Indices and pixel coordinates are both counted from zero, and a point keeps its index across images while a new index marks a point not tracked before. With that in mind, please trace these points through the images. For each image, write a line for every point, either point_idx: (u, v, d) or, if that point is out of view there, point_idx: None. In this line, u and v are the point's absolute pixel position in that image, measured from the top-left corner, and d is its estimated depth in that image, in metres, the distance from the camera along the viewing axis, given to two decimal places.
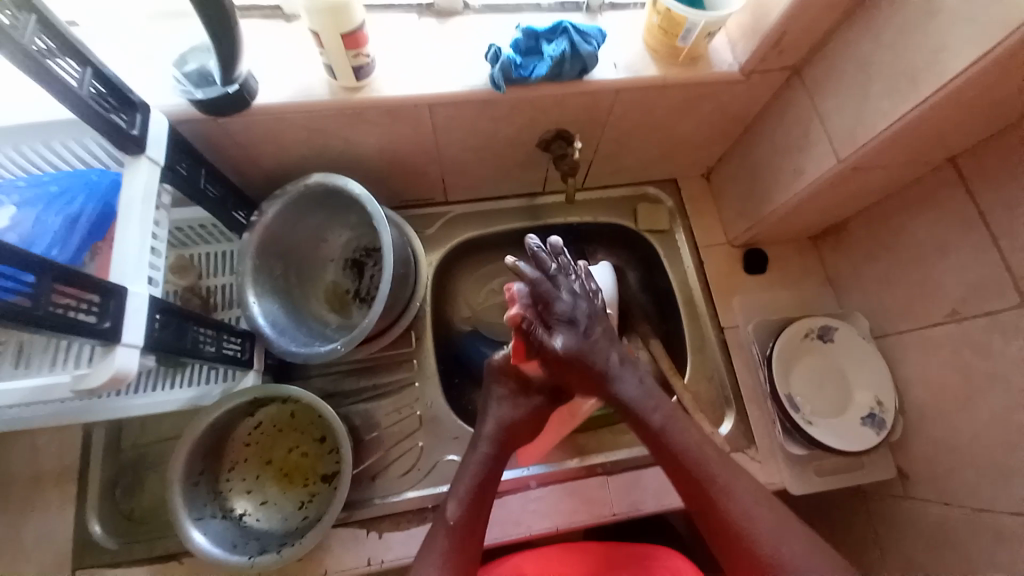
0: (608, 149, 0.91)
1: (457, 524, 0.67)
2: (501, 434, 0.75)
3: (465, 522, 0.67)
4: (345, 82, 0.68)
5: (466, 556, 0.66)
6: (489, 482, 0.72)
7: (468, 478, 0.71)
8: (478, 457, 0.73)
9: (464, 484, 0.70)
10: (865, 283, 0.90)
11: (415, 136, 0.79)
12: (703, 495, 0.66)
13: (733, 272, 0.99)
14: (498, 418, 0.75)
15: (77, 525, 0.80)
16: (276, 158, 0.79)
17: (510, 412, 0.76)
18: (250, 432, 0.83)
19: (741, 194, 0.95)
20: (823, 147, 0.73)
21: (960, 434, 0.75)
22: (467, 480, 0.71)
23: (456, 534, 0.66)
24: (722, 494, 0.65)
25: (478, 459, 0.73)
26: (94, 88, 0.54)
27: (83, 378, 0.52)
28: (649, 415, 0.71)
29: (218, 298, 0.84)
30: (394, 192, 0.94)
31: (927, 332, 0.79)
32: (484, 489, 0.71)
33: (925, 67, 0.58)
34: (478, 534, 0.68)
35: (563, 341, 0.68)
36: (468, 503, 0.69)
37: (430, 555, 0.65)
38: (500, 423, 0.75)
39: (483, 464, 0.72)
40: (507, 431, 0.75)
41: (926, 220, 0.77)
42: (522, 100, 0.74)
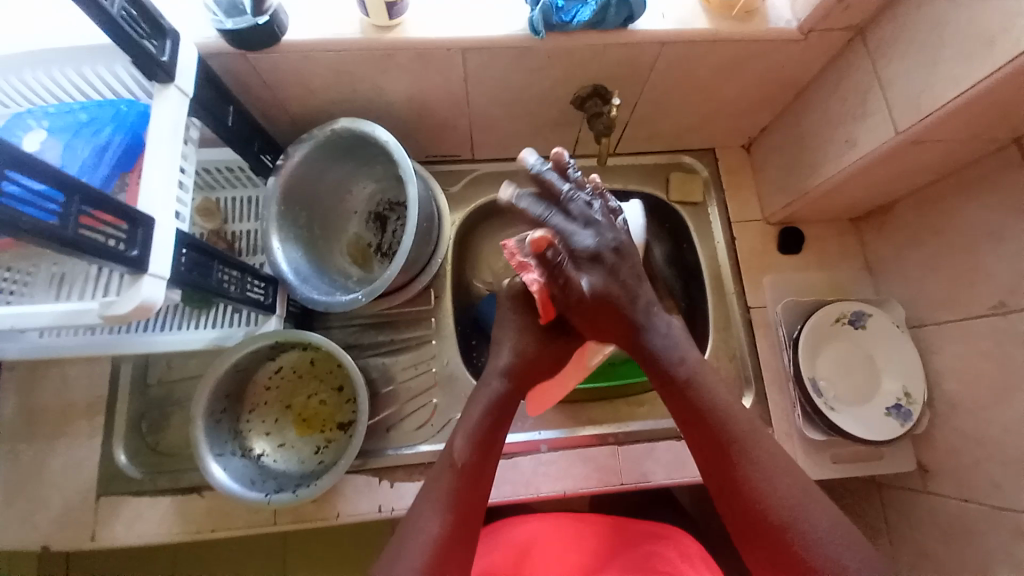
0: (644, 111, 0.87)
1: (466, 465, 0.62)
2: (515, 366, 0.67)
3: (474, 460, 0.62)
4: (376, 20, 0.65)
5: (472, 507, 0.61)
6: (500, 416, 0.65)
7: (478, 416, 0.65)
8: (489, 394, 0.66)
9: (471, 419, 0.65)
10: (906, 269, 0.86)
11: (446, 84, 0.76)
12: (717, 471, 0.60)
13: (766, 250, 0.95)
14: (513, 348, 0.68)
15: (105, 454, 0.83)
16: (303, 102, 0.77)
17: (532, 348, 0.68)
18: (270, 376, 0.84)
19: (783, 167, 0.90)
20: (880, 117, 0.68)
21: (992, 430, 0.72)
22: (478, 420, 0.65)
23: (466, 470, 0.61)
24: (741, 475, 0.58)
25: (488, 391, 0.66)
26: (127, 10, 0.52)
27: (110, 306, 0.52)
28: (675, 367, 0.63)
29: (243, 243, 0.84)
30: (420, 145, 0.91)
31: (969, 323, 0.75)
32: (502, 409, 0.66)
33: (1001, 30, 0.53)
34: (488, 475, 0.63)
35: (598, 208, 0.65)
36: (475, 439, 0.63)
37: (433, 494, 0.60)
38: (516, 355, 0.68)
39: (494, 399, 0.66)
40: (524, 364, 0.67)
41: (982, 204, 0.72)
42: (559, 50, 0.70)
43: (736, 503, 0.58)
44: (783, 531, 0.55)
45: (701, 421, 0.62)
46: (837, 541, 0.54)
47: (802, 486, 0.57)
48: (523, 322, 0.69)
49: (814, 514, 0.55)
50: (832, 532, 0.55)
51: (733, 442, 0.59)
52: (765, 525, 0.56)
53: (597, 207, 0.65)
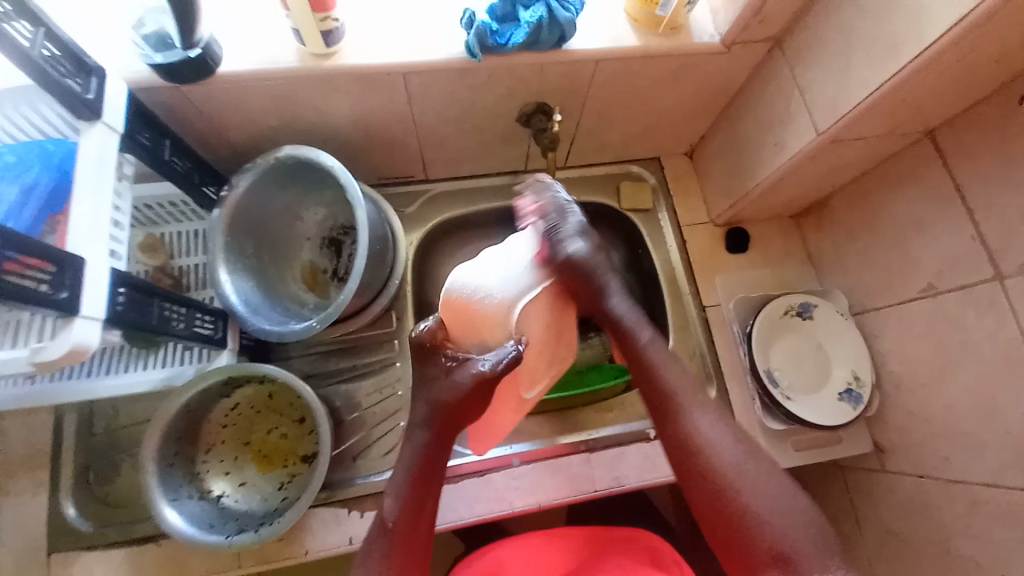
0: (589, 124, 0.90)
1: (397, 526, 0.63)
2: (434, 417, 0.65)
3: (404, 521, 0.63)
4: (313, 48, 0.66)
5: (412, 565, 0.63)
6: (429, 462, 0.66)
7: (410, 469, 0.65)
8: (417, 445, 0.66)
9: (399, 481, 0.65)
10: (844, 260, 0.91)
11: (391, 106, 0.76)
12: (673, 440, 0.64)
13: (716, 250, 0.99)
14: (430, 396, 0.65)
15: (51, 509, 0.78)
16: (248, 130, 0.76)
17: (445, 392, 0.63)
18: (226, 414, 0.81)
19: (723, 171, 0.95)
20: (804, 120, 0.73)
21: (934, 405, 0.76)
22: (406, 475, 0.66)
23: (400, 531, 0.63)
24: (692, 443, 0.63)
25: (415, 449, 0.66)
26: (48, 50, 0.51)
27: (40, 351, 0.49)
28: (636, 337, 0.69)
29: (190, 278, 0.82)
30: (372, 168, 0.92)
31: (904, 307, 0.80)
32: (429, 461, 0.66)
33: (904, 33, 0.58)
34: (423, 530, 0.64)
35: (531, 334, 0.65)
36: (405, 500, 0.64)
37: (371, 563, 0.62)
38: (434, 405, 0.64)
39: (421, 455, 0.65)
40: (444, 414, 0.64)
41: (905, 195, 0.77)
42: (499, 69, 0.72)
43: (696, 478, 0.62)
44: (726, 494, 0.60)
45: (650, 381, 0.67)
46: (780, 505, 0.59)
47: (745, 462, 0.62)
48: (425, 373, 0.66)
49: (765, 494, 0.59)
50: (775, 493, 0.60)
51: (686, 411, 0.64)
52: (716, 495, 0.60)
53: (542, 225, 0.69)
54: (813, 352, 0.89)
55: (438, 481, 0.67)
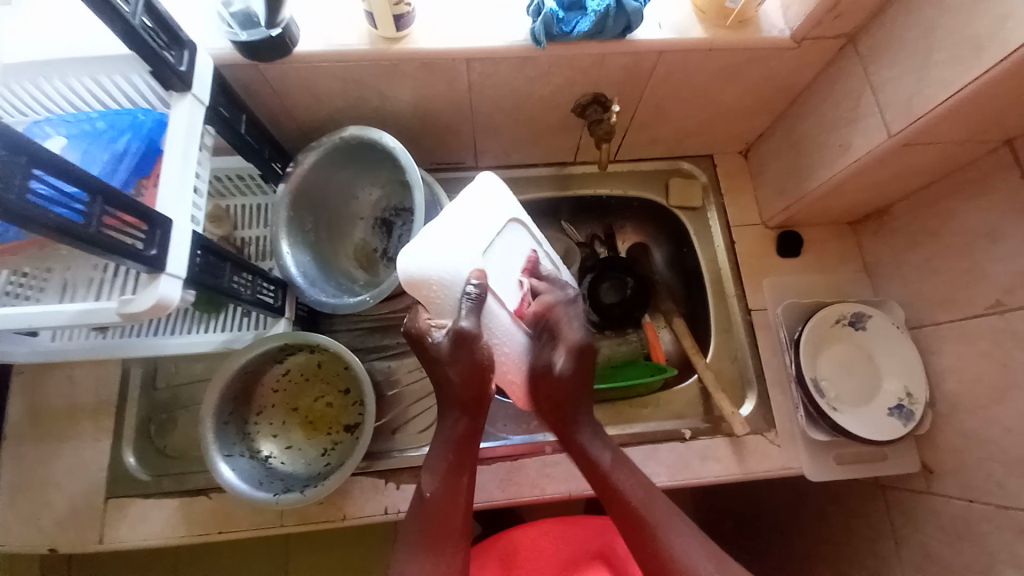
0: (644, 119, 0.89)
1: (432, 498, 0.65)
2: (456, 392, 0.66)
3: (442, 495, 0.65)
4: (385, 32, 0.68)
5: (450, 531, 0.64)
6: (466, 442, 0.68)
7: (446, 449, 0.68)
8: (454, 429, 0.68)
9: (437, 456, 0.68)
10: (903, 271, 0.87)
11: (451, 92, 0.78)
12: (638, 542, 0.64)
13: (765, 253, 0.96)
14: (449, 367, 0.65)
15: (114, 456, 0.84)
16: (314, 110, 0.79)
17: (450, 370, 0.65)
18: (278, 380, 0.86)
19: (780, 172, 0.92)
20: (873, 121, 0.70)
21: (991, 427, 0.73)
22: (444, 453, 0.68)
23: (434, 505, 0.65)
24: (660, 549, 0.62)
25: (450, 426, 0.69)
26: (145, 21, 0.55)
27: (126, 304, 0.53)
28: (600, 458, 0.68)
29: (252, 249, 0.86)
30: (425, 152, 0.94)
31: (967, 323, 0.76)
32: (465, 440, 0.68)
33: (990, 33, 0.55)
34: (460, 504, 0.65)
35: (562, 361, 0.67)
36: (441, 474, 0.67)
37: (410, 535, 0.64)
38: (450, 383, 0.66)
39: (456, 430, 0.68)
40: (461, 390, 0.66)
41: (976, 205, 0.74)
42: (561, 58, 0.73)
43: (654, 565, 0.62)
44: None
45: (614, 490, 0.67)
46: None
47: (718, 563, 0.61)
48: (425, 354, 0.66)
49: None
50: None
51: (655, 521, 0.63)
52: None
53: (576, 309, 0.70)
54: (864, 364, 0.86)
55: (473, 462, 0.69)
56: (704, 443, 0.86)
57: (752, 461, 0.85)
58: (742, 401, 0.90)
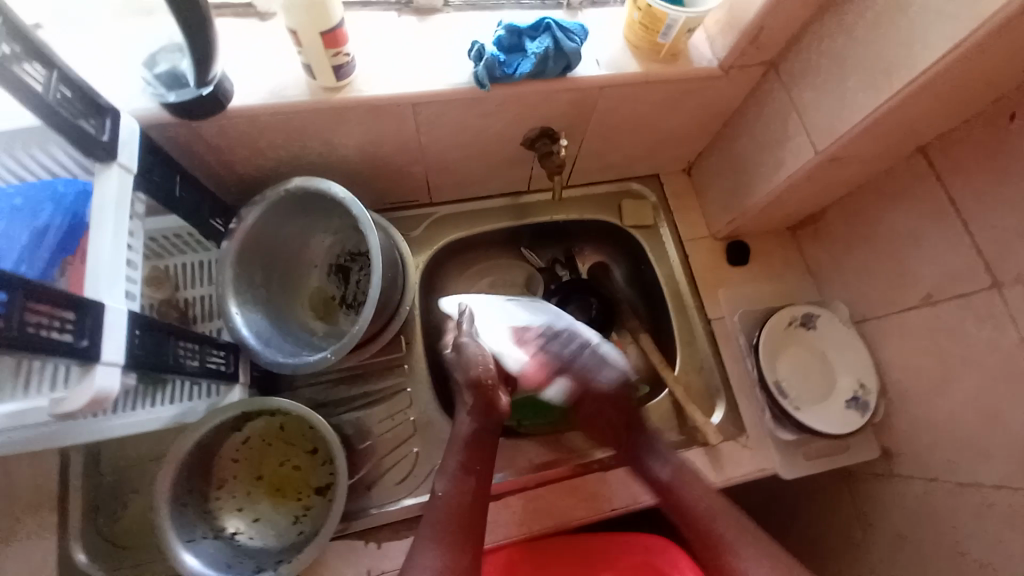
0: (592, 147, 0.92)
1: (446, 499, 0.64)
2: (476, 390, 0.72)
3: (460, 497, 0.64)
4: (325, 82, 0.66)
5: (467, 536, 0.62)
6: (485, 442, 0.70)
7: (461, 451, 0.69)
8: (466, 428, 0.71)
9: (454, 457, 0.68)
10: (842, 271, 0.93)
11: (399, 136, 0.77)
12: (689, 521, 0.70)
13: (718, 264, 1.01)
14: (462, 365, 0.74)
15: (59, 554, 0.76)
16: (255, 162, 0.76)
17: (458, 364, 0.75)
18: (238, 448, 0.80)
19: (722, 188, 0.97)
20: (803, 139, 0.75)
21: (938, 411, 0.79)
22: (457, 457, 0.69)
23: (444, 506, 0.64)
24: (698, 513, 0.69)
25: (462, 432, 0.71)
26: (60, 92, 0.50)
27: (61, 402, 0.49)
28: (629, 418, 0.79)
29: (197, 309, 0.81)
30: (377, 194, 0.92)
31: (904, 316, 0.82)
32: (477, 436, 0.70)
33: (897, 60, 0.60)
34: (477, 508, 0.64)
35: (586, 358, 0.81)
36: (457, 477, 0.66)
37: (427, 532, 0.61)
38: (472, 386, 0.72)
39: (468, 436, 0.70)
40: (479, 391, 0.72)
41: (899, 208, 0.80)
42: (507, 98, 0.73)
43: (696, 527, 0.69)
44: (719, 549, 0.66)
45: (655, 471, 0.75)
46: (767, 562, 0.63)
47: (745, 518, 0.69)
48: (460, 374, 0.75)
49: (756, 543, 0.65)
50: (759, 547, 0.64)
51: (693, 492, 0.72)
52: (715, 543, 0.66)
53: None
54: (819, 362, 0.91)
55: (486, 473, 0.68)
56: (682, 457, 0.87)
57: (730, 468, 0.87)
58: (712, 410, 0.92)
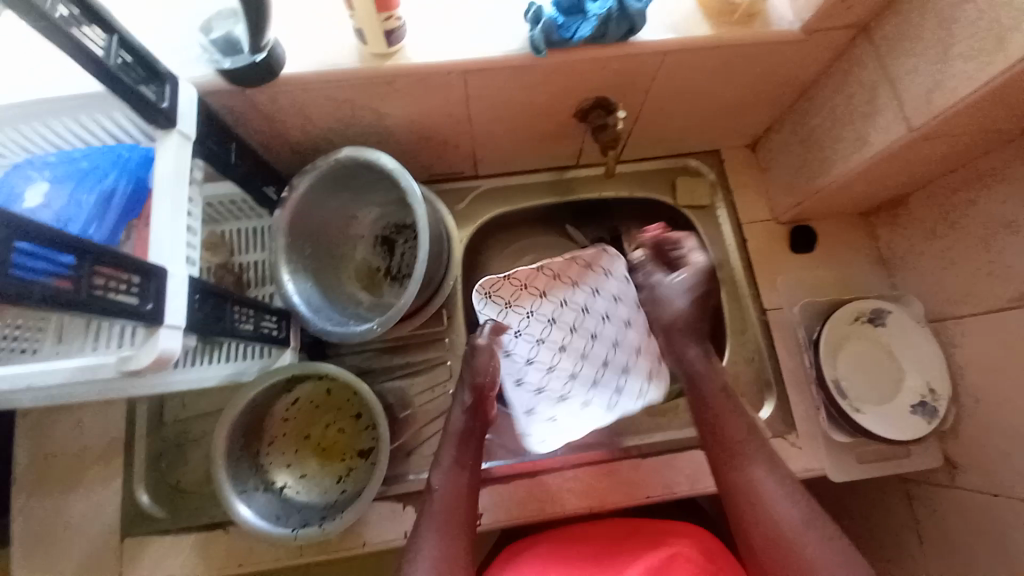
0: (647, 119, 0.86)
1: (443, 492, 0.68)
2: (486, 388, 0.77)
3: (450, 488, 0.69)
4: (375, 48, 0.64)
5: (462, 520, 0.66)
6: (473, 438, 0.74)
7: (454, 445, 0.73)
8: (457, 422, 0.75)
9: (448, 449, 0.72)
10: (922, 264, 0.84)
11: (447, 107, 0.75)
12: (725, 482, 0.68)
13: (778, 250, 0.94)
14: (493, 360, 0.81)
15: (127, 494, 0.83)
16: (305, 131, 0.76)
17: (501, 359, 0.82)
18: (287, 409, 0.84)
19: (789, 167, 0.89)
20: (890, 114, 0.67)
21: (1018, 423, 0.71)
22: (453, 448, 0.73)
23: (443, 497, 0.68)
24: (739, 478, 0.67)
25: (456, 421, 0.75)
26: (121, 57, 0.52)
27: (130, 360, 0.52)
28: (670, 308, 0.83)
29: (250, 275, 0.83)
30: (422, 166, 0.91)
31: (990, 316, 0.74)
32: (467, 428, 0.75)
33: (1018, 22, 0.52)
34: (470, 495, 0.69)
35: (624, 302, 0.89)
36: (454, 465, 0.71)
37: (433, 517, 0.66)
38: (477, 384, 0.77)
39: (462, 425, 0.75)
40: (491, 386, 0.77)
41: (997, 195, 0.71)
42: (559, 65, 0.69)
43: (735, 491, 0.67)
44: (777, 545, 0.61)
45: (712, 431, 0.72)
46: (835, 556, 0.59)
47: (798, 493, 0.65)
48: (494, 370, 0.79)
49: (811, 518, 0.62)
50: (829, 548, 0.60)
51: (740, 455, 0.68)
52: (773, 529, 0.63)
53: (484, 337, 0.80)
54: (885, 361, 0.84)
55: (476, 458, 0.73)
56: None
57: None
58: (761, 405, 0.88)
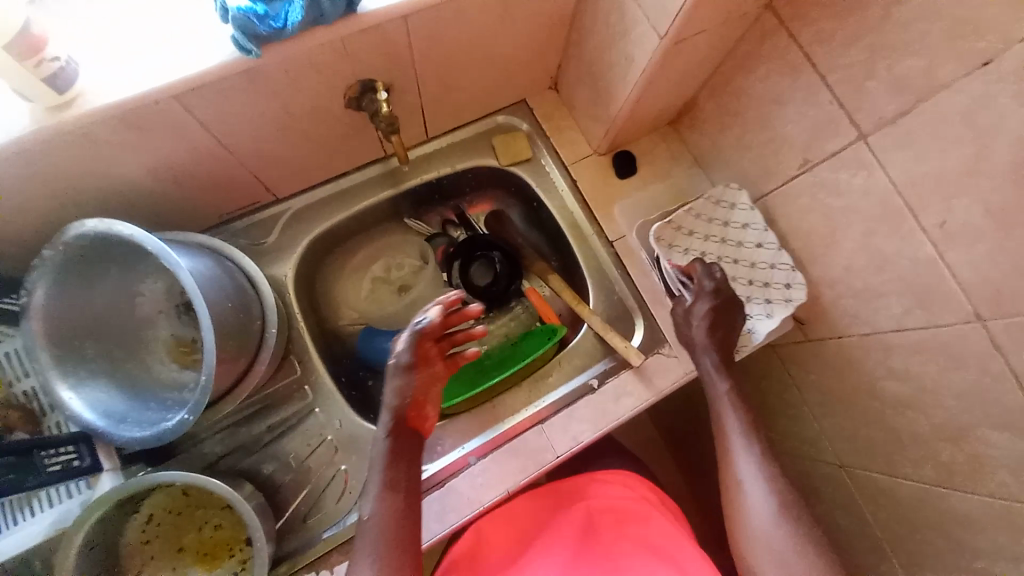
0: (433, 90, 0.81)
1: (377, 518, 0.61)
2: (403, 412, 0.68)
3: (389, 520, 0.61)
4: (43, 100, 0.54)
5: (406, 545, 0.60)
6: (408, 452, 0.67)
7: (383, 467, 0.65)
8: (381, 446, 0.66)
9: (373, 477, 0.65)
10: (724, 155, 0.90)
11: (185, 141, 0.65)
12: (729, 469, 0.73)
13: (607, 180, 0.95)
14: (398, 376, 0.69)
15: None
16: (18, 222, 0.63)
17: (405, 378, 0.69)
18: (143, 529, 0.73)
19: (588, 98, 0.88)
20: (641, 27, 0.67)
21: (835, 270, 0.78)
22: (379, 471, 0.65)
23: (374, 527, 0.61)
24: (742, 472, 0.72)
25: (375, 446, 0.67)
26: None
27: None
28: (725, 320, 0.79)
29: (43, 399, 0.68)
30: (205, 211, 0.79)
31: (788, 187, 0.80)
32: (401, 445, 0.67)
33: None
34: (414, 512, 0.63)
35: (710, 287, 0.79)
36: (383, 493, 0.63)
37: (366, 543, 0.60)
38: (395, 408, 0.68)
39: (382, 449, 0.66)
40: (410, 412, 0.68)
41: (760, 74, 0.75)
42: (291, 61, 0.61)
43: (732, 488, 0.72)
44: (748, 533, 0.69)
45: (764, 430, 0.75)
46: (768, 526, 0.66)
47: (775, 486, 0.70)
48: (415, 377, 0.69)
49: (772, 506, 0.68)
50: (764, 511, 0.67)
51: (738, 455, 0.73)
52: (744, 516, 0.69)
53: (404, 356, 0.69)
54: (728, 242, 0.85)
55: (411, 473, 0.66)
56: (613, 384, 0.85)
57: (660, 381, 0.86)
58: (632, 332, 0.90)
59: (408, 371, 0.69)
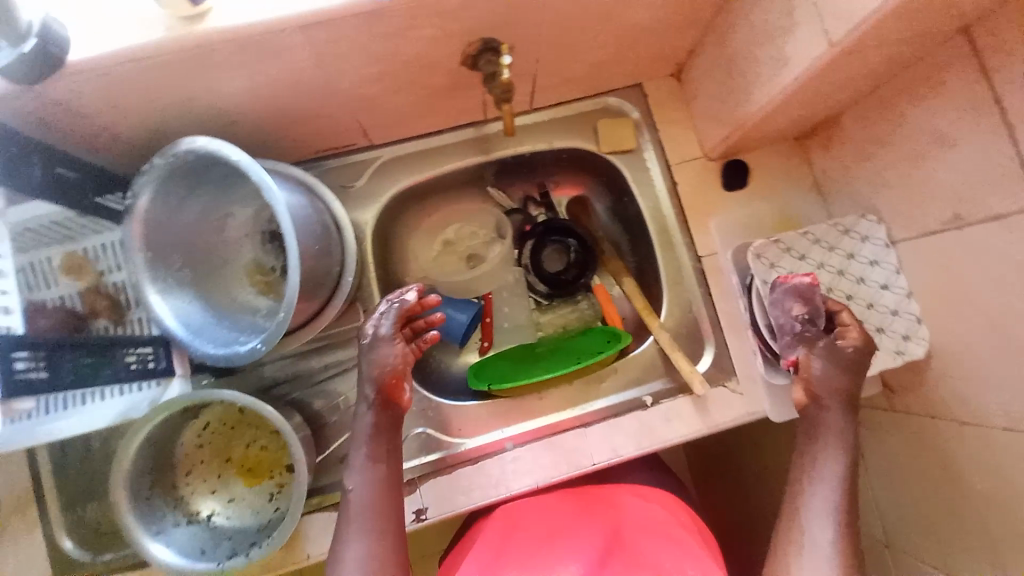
0: (548, 57, 0.75)
1: (362, 496, 0.61)
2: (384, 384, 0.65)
3: (377, 494, 0.61)
4: (176, 10, 0.53)
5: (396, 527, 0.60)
6: (388, 423, 0.65)
7: (366, 440, 0.63)
8: (364, 421, 0.64)
9: (359, 450, 0.63)
10: (853, 187, 0.80)
11: (297, 72, 0.63)
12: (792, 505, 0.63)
13: (709, 189, 0.87)
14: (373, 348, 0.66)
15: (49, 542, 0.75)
16: (130, 123, 0.64)
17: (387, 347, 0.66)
18: (199, 435, 0.78)
19: (714, 96, 0.80)
20: (810, 27, 0.58)
21: (953, 343, 0.69)
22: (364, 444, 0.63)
23: (359, 501, 0.61)
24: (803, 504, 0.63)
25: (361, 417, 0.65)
26: None
27: None
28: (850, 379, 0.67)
29: (128, 295, 0.72)
30: (300, 143, 0.78)
31: (925, 240, 0.70)
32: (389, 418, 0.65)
33: None
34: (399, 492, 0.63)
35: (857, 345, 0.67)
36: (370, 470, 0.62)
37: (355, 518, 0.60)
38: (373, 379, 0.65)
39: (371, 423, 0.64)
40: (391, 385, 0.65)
41: (928, 106, 0.65)
42: (416, 4, 0.57)
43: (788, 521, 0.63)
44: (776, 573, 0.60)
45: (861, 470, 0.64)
46: None
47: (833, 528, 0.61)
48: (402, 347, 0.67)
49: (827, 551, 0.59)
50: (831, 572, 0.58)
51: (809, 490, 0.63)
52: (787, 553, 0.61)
53: (382, 327, 0.66)
54: (847, 274, 0.77)
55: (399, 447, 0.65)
56: (668, 405, 0.82)
57: (717, 413, 0.81)
58: (700, 355, 0.85)
59: (388, 342, 0.66)
